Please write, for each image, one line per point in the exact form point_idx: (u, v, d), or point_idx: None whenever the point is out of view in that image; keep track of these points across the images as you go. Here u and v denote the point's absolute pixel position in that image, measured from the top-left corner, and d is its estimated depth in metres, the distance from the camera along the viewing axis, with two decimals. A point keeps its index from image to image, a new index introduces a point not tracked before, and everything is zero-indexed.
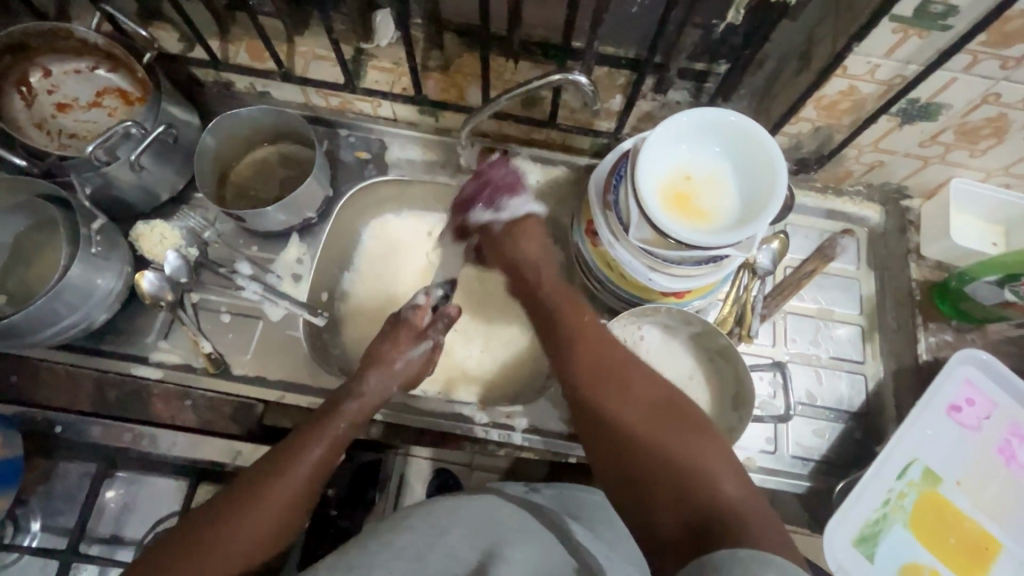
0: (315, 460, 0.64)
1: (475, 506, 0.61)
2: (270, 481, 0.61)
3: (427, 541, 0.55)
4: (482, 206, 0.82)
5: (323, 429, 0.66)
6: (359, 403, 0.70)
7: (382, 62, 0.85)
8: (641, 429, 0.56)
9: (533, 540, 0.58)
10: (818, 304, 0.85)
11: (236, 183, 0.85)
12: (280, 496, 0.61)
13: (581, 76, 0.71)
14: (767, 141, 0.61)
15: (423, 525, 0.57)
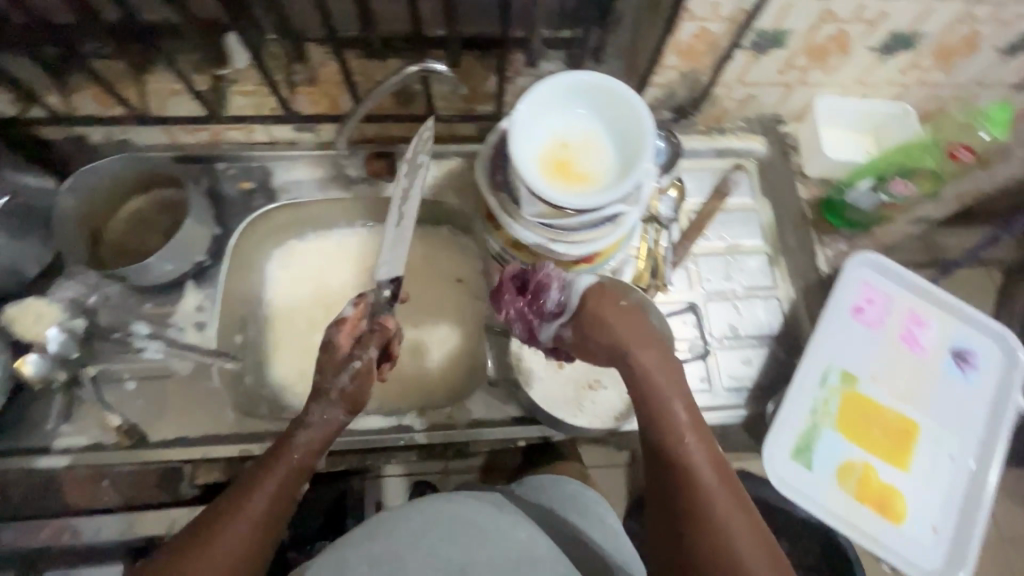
0: (266, 494, 0.57)
1: (450, 509, 0.65)
2: (214, 529, 0.54)
3: (406, 546, 0.60)
4: (558, 320, 0.65)
5: (277, 461, 0.59)
6: (310, 432, 0.61)
7: (244, 86, 0.79)
8: (678, 493, 0.54)
9: (506, 545, 0.63)
10: (724, 240, 0.88)
11: (112, 242, 0.79)
12: (228, 546, 0.53)
13: (438, 64, 0.69)
14: (631, 96, 0.62)
15: (402, 528, 0.62)
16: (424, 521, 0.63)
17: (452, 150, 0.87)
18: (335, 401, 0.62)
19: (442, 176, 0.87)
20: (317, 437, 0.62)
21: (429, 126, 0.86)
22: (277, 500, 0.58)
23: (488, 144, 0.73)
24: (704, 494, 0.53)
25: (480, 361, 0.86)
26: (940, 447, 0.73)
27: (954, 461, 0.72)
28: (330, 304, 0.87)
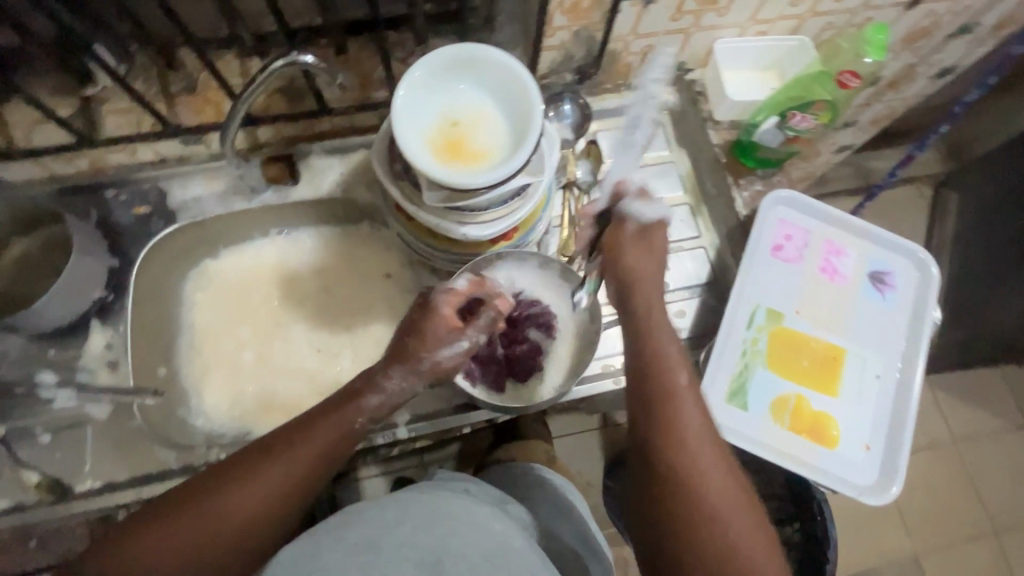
0: (321, 448, 0.53)
1: (421, 500, 0.57)
2: (266, 466, 0.51)
3: (379, 534, 0.50)
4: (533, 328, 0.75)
5: (338, 417, 0.54)
6: (382, 398, 0.56)
7: (116, 103, 0.74)
8: (676, 452, 0.53)
9: (486, 531, 0.55)
10: (645, 197, 0.88)
11: (2, 290, 0.74)
12: (259, 494, 0.50)
13: (304, 55, 0.63)
14: (515, 65, 0.60)
15: (371, 518, 0.52)
16: (397, 512, 0.53)
17: (356, 142, 0.84)
18: (423, 375, 0.58)
19: (350, 172, 0.84)
20: (387, 402, 0.57)
21: (327, 121, 0.82)
22: (332, 454, 0.53)
23: (382, 134, 0.70)
24: (703, 461, 0.52)
25: None
26: (867, 368, 0.75)
27: (880, 379, 0.75)
28: (256, 322, 0.84)
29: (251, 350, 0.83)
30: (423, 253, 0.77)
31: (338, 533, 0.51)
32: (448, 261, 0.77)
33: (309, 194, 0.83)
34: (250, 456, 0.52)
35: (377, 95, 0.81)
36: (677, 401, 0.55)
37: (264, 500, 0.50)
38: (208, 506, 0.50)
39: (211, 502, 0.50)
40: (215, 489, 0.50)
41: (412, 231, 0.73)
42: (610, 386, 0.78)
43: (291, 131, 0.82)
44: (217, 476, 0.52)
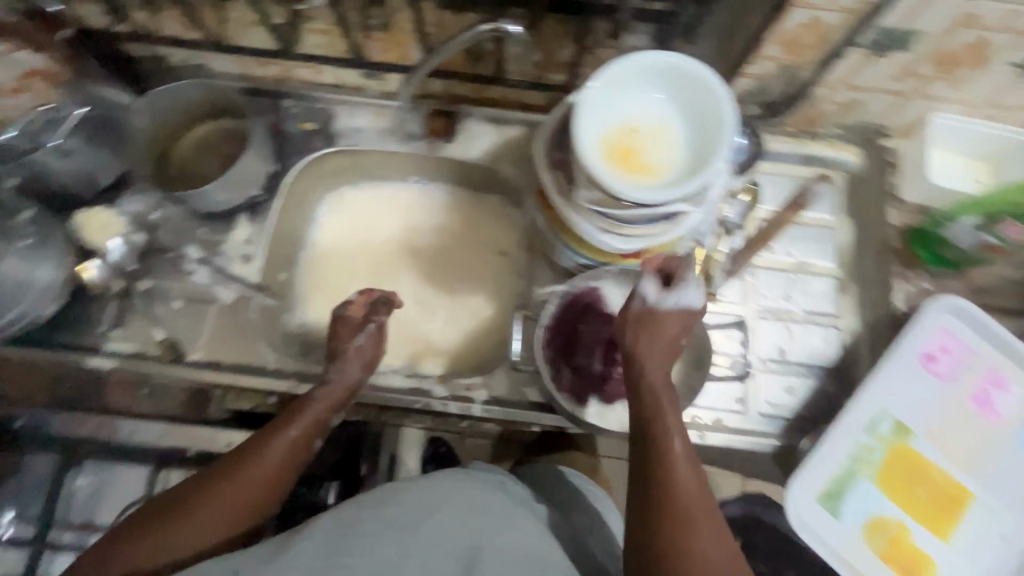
0: (292, 439, 0.58)
1: (456, 491, 0.55)
2: (247, 465, 0.55)
3: (420, 518, 0.50)
4: None
5: (304, 414, 0.60)
6: (329, 390, 0.63)
7: (318, 25, 0.77)
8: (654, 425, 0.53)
9: (513, 526, 0.53)
10: (790, 257, 0.81)
11: (177, 164, 0.81)
12: (241, 494, 0.54)
13: (511, 24, 0.64)
14: (719, 86, 0.56)
15: (413, 499, 0.52)
16: (436, 497, 0.53)
17: (517, 117, 0.84)
18: (350, 359, 0.65)
19: (501, 143, 0.84)
20: (335, 394, 0.64)
21: (497, 89, 0.83)
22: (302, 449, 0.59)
23: (554, 116, 0.69)
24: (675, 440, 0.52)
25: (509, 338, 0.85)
26: (991, 522, 0.66)
27: (1004, 541, 0.66)
28: (370, 259, 0.87)
29: (360, 282, 0.86)
30: (549, 243, 0.76)
31: (378, 507, 0.51)
32: (570, 260, 0.76)
33: (457, 154, 0.84)
34: (225, 464, 0.55)
35: (553, 77, 0.80)
36: (655, 382, 0.55)
37: (252, 498, 0.54)
38: (187, 517, 0.51)
39: (189, 518, 0.51)
40: (187, 505, 0.52)
41: (548, 221, 0.73)
42: (693, 439, 0.74)
43: (461, 90, 0.84)
44: (187, 497, 0.53)
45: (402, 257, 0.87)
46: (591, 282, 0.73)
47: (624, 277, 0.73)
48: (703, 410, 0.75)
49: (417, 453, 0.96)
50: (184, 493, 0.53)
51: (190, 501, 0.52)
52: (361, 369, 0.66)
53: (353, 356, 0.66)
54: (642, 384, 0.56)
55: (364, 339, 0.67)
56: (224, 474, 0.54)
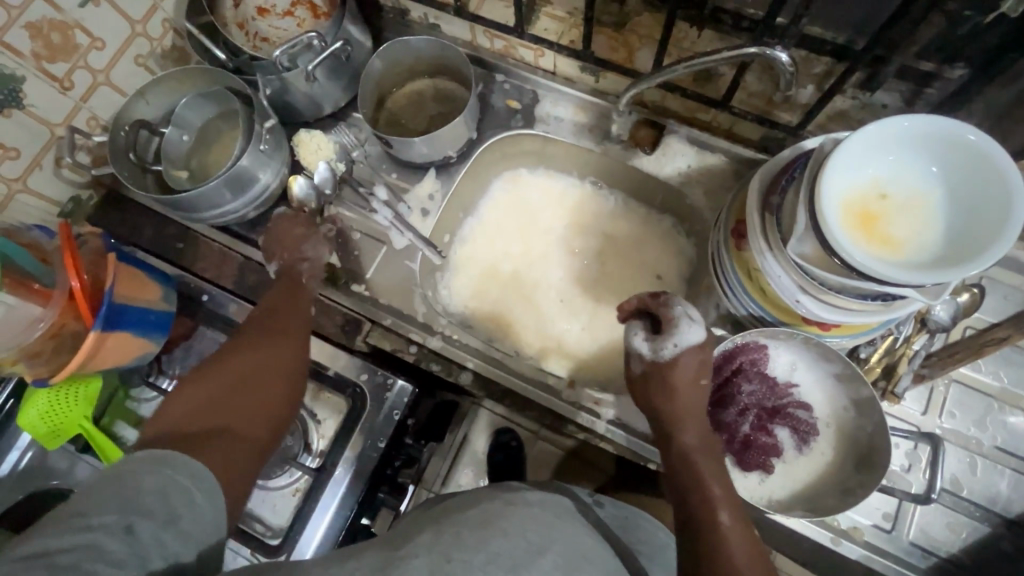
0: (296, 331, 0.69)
1: (561, 530, 0.48)
2: (270, 356, 0.65)
3: (527, 557, 0.43)
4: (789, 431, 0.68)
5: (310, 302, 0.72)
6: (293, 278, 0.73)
7: (557, 10, 0.79)
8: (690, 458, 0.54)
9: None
10: (997, 380, 0.70)
11: (391, 110, 0.87)
12: (271, 382, 0.63)
13: (782, 52, 0.61)
14: (1013, 179, 0.49)
15: (516, 532, 0.45)
16: (537, 535, 0.46)
17: (722, 146, 0.79)
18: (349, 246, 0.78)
19: (697, 168, 0.81)
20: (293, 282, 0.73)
21: (712, 113, 0.79)
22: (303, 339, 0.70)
23: (779, 158, 0.64)
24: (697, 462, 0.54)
25: None
26: None
27: None
28: (530, 244, 0.87)
29: (513, 264, 0.87)
30: (720, 284, 0.72)
31: (479, 534, 0.45)
32: (740, 308, 0.71)
33: (648, 168, 0.82)
34: (255, 348, 0.65)
35: (780, 115, 0.75)
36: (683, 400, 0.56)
37: (280, 388, 0.64)
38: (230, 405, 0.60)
39: (223, 391, 0.61)
40: (230, 390, 0.61)
41: (733, 262, 0.68)
42: (825, 542, 0.67)
43: (674, 105, 0.81)
44: (221, 383, 0.61)
45: (561, 252, 0.87)
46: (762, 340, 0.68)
47: (800, 347, 0.67)
48: (845, 516, 0.67)
49: (487, 440, 0.94)
50: (216, 381, 0.61)
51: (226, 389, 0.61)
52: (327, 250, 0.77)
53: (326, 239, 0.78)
54: (670, 403, 0.56)
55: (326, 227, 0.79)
56: (254, 365, 0.64)
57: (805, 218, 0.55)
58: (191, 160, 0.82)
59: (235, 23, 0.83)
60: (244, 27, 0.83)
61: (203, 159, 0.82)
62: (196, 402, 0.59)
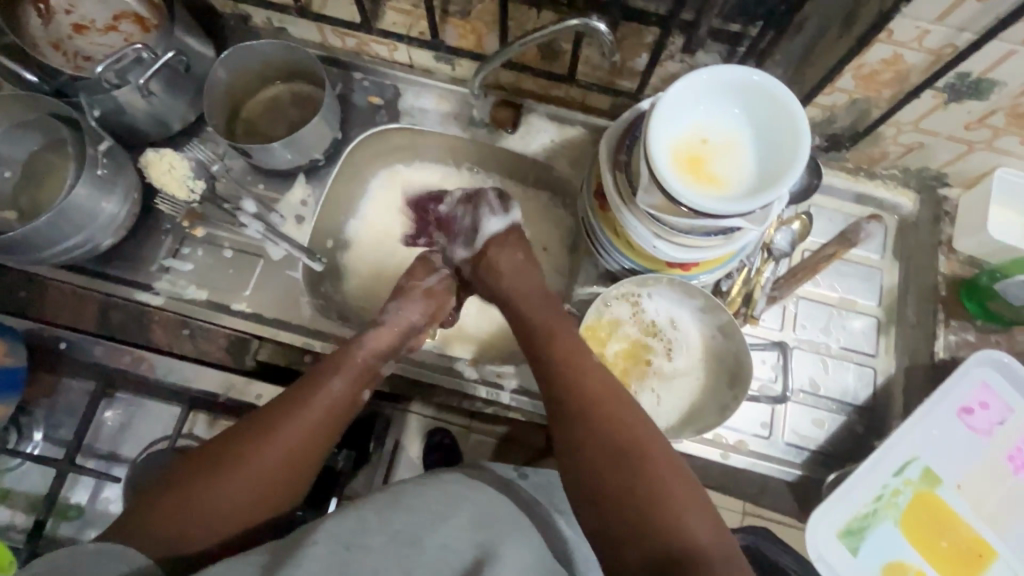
0: (336, 392, 0.63)
1: (467, 495, 0.52)
2: (292, 417, 0.59)
3: (425, 526, 0.47)
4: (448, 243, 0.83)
5: (346, 361, 0.66)
6: (378, 333, 0.71)
7: (400, 4, 0.78)
8: (606, 469, 0.52)
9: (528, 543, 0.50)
10: (833, 290, 0.80)
11: (246, 120, 0.84)
12: (278, 448, 0.56)
13: (600, 23, 0.66)
14: (797, 110, 0.57)
15: (419, 505, 0.48)
16: (445, 503, 0.50)
17: (579, 118, 0.84)
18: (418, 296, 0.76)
19: (559, 142, 0.85)
20: (381, 339, 0.71)
21: (564, 89, 0.84)
22: (345, 403, 0.64)
23: (621, 120, 0.69)
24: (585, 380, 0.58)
25: None
26: None
27: None
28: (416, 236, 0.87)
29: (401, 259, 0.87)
30: (594, 246, 0.77)
31: (383, 514, 0.47)
32: (615, 265, 0.76)
33: (515, 147, 0.85)
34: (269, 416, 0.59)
35: (622, 83, 0.81)
36: (578, 380, 0.59)
37: (286, 458, 0.57)
38: (227, 465, 0.55)
39: (245, 473, 0.54)
40: (239, 445, 0.56)
41: (600, 222, 0.73)
42: (715, 458, 0.75)
43: (529, 85, 0.85)
44: (236, 440, 0.56)
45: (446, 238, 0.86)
46: (635, 293, 0.75)
47: (668, 290, 0.74)
48: (729, 432, 0.75)
49: (422, 443, 0.84)
50: (235, 435, 0.57)
51: (237, 443, 0.56)
52: (422, 313, 0.75)
53: (420, 297, 0.76)
54: (580, 411, 0.56)
55: (435, 280, 0.79)
56: (268, 427, 0.58)
57: (645, 169, 0.60)
58: (20, 197, 0.73)
59: (49, 44, 0.76)
60: (60, 47, 0.76)
61: (34, 195, 0.73)
62: (210, 452, 0.56)
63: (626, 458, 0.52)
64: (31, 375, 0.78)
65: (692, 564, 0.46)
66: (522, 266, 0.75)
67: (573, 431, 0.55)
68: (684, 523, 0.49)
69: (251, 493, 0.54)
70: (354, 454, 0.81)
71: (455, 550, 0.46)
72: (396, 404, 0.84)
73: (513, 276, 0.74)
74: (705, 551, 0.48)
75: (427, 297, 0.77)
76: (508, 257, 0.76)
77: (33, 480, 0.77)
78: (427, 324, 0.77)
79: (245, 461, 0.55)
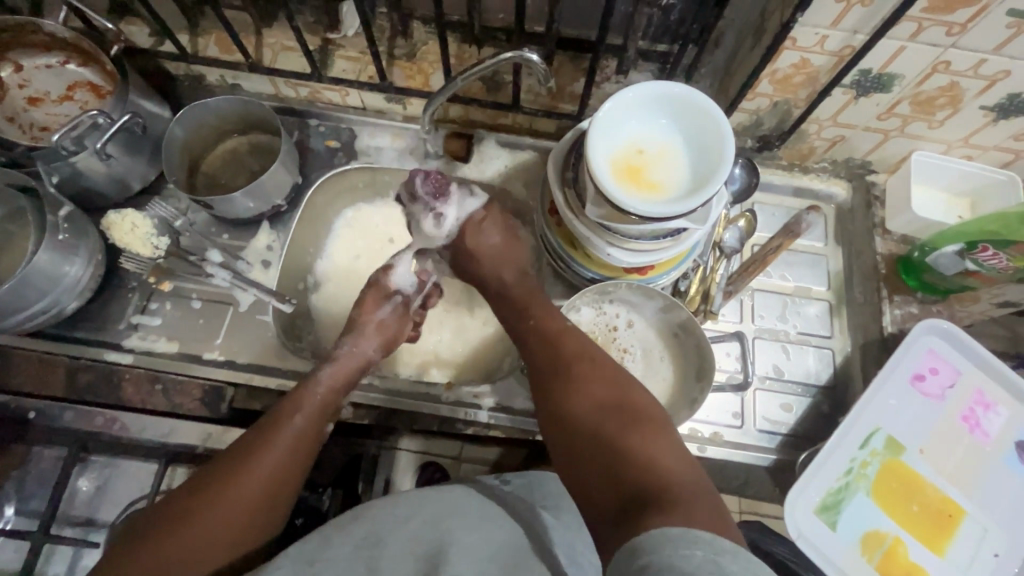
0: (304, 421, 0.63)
1: (422, 500, 0.58)
2: (260, 450, 0.59)
3: (388, 529, 0.53)
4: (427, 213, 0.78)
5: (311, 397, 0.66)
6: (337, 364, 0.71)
7: (349, 51, 0.85)
8: (594, 415, 0.54)
9: (498, 525, 0.57)
10: (785, 280, 0.85)
11: (206, 174, 0.86)
12: (250, 483, 0.57)
13: (532, 53, 0.69)
14: (719, 114, 0.62)
15: (383, 514, 0.55)
16: (404, 509, 0.56)
17: (528, 143, 0.89)
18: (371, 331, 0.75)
19: (512, 166, 0.89)
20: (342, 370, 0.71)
21: (511, 116, 0.88)
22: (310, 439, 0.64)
23: (564, 141, 0.73)
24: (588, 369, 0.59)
25: (513, 351, 0.85)
26: (985, 539, 0.69)
27: (997, 558, 0.68)
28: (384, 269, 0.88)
29: None
30: (557, 262, 0.80)
31: (342, 530, 0.54)
32: (577, 276, 0.80)
33: (471, 175, 0.89)
34: (246, 447, 0.60)
35: (564, 106, 0.86)
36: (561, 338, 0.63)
37: (258, 492, 0.57)
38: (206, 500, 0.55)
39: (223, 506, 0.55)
40: (215, 484, 0.57)
41: (558, 238, 0.77)
42: (693, 453, 0.77)
43: (477, 116, 0.89)
44: (211, 476, 0.57)
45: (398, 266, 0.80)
46: (596, 302, 0.79)
47: (630, 293, 0.77)
48: (704, 426, 0.78)
49: (413, 478, 0.84)
50: (209, 471, 0.58)
51: (216, 479, 0.57)
52: (376, 348, 0.75)
53: (374, 330, 0.75)
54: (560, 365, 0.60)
55: (389, 311, 0.77)
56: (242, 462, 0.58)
57: (589, 183, 0.64)
58: None
59: (5, 118, 0.79)
60: (15, 120, 0.79)
61: None
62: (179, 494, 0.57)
63: (611, 402, 0.55)
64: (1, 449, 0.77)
65: (672, 495, 0.46)
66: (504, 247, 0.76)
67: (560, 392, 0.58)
68: (655, 459, 0.49)
69: (229, 523, 0.55)
70: (341, 494, 0.81)
71: (420, 542, 0.53)
72: (382, 442, 0.83)
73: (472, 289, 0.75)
74: (680, 485, 0.47)
75: (381, 330, 0.76)
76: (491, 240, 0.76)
77: (7, 558, 0.75)
78: (383, 353, 0.76)
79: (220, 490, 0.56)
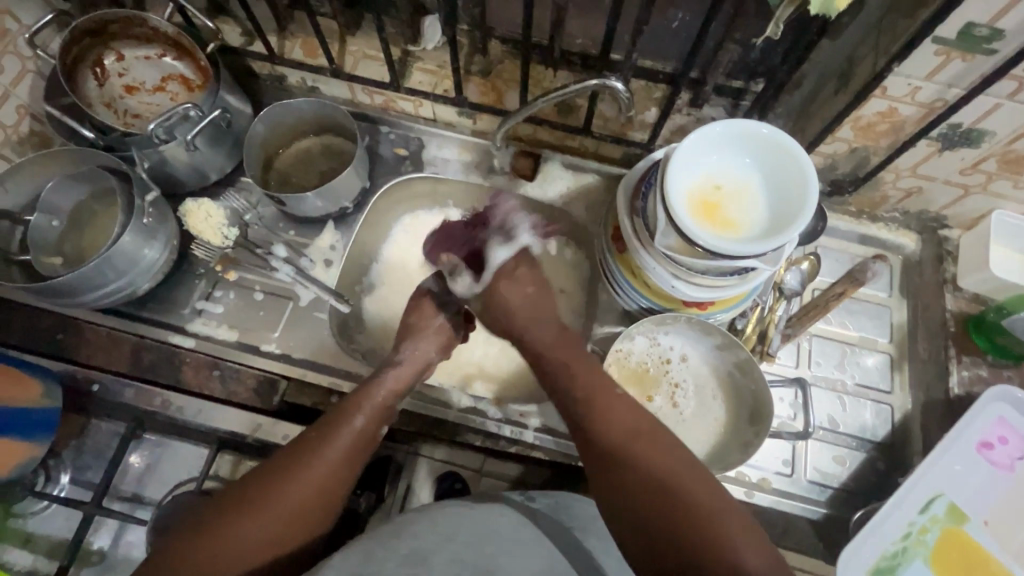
0: (359, 432, 0.63)
1: (467, 520, 0.57)
2: (313, 457, 0.59)
3: (431, 548, 0.53)
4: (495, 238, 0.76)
5: (371, 399, 0.66)
6: (398, 373, 0.70)
7: (427, 65, 0.87)
8: (652, 489, 0.54)
9: (534, 552, 0.56)
10: (847, 329, 0.82)
11: (279, 170, 0.89)
12: (300, 492, 0.57)
13: (616, 82, 0.70)
14: (802, 157, 0.62)
15: (426, 531, 0.54)
16: (448, 527, 0.55)
17: (592, 167, 0.89)
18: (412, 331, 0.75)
19: (575, 188, 0.89)
20: (401, 379, 0.70)
21: (579, 140, 0.89)
22: (366, 439, 0.64)
23: (635, 169, 0.73)
24: (649, 441, 0.58)
25: None
26: None
27: None
28: None
29: None
30: (613, 286, 0.79)
31: (387, 545, 0.53)
32: (632, 303, 0.79)
33: (533, 194, 0.89)
34: (305, 447, 0.60)
35: (633, 134, 0.86)
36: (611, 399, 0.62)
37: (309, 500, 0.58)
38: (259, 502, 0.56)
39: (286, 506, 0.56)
40: (279, 477, 0.58)
41: (619, 264, 0.76)
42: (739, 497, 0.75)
43: (545, 136, 0.90)
44: (267, 480, 0.58)
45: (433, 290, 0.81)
46: (649, 331, 0.77)
47: (687, 327, 0.76)
48: (752, 471, 0.76)
49: (433, 489, 0.81)
50: (267, 478, 0.58)
51: (266, 486, 0.57)
52: (435, 348, 0.75)
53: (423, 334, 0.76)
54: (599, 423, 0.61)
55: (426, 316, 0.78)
56: (303, 464, 0.59)
57: (661, 214, 0.64)
58: (65, 245, 0.78)
59: (102, 104, 0.83)
60: (111, 106, 0.83)
61: (79, 243, 0.78)
62: (234, 494, 0.57)
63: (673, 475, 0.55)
64: (63, 417, 0.80)
65: None
66: (536, 299, 0.73)
67: (616, 454, 0.58)
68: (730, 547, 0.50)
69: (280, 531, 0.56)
70: (374, 497, 0.80)
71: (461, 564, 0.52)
72: (409, 449, 0.82)
73: (527, 310, 0.72)
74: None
75: (418, 325, 0.76)
76: (517, 293, 0.73)
77: (58, 523, 0.78)
78: (441, 356, 0.76)
79: (287, 486, 0.57)
